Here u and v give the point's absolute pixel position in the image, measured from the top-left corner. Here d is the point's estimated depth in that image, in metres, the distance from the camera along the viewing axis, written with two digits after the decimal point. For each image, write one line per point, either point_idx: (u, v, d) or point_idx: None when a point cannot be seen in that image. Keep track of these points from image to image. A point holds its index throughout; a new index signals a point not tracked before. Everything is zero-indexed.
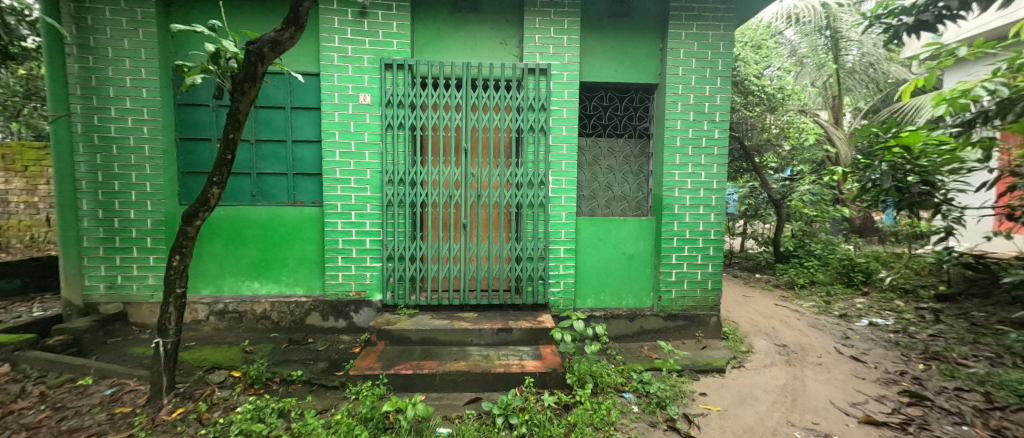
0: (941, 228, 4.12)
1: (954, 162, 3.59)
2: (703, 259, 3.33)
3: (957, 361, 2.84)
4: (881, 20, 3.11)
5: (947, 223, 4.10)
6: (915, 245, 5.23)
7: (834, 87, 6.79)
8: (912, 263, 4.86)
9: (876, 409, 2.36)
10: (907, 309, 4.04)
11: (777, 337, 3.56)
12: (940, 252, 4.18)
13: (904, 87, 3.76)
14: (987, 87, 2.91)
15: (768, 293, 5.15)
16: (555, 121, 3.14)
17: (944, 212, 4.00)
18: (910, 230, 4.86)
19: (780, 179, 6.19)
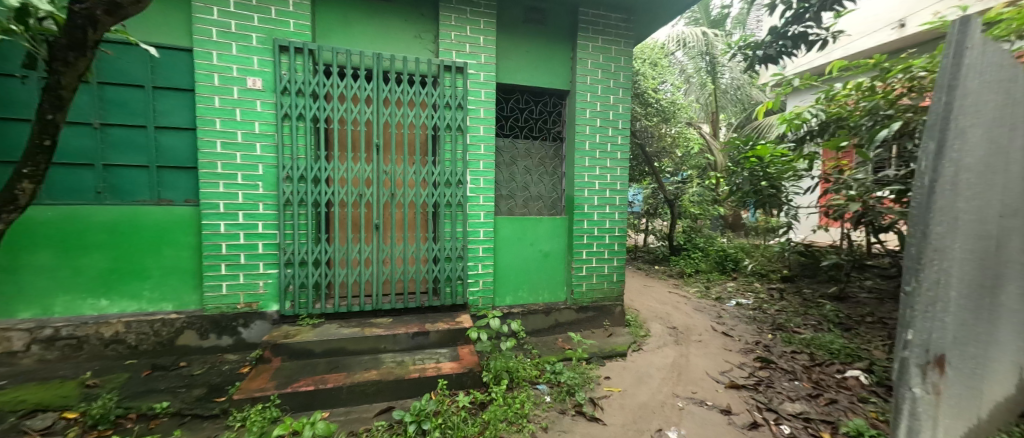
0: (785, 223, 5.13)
1: (791, 171, 4.51)
2: (609, 254, 3.63)
3: (793, 329, 3.57)
4: (742, 50, 3.74)
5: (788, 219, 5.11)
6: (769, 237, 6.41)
7: (713, 104, 8.01)
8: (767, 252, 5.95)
9: (738, 375, 2.84)
10: (762, 289, 4.95)
11: (669, 320, 4.07)
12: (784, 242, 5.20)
13: (759, 108, 4.56)
14: (811, 112, 3.71)
15: (664, 282, 5.85)
16: (472, 120, 3.14)
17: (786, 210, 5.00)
18: (765, 225, 5.94)
19: (674, 182, 7.08)
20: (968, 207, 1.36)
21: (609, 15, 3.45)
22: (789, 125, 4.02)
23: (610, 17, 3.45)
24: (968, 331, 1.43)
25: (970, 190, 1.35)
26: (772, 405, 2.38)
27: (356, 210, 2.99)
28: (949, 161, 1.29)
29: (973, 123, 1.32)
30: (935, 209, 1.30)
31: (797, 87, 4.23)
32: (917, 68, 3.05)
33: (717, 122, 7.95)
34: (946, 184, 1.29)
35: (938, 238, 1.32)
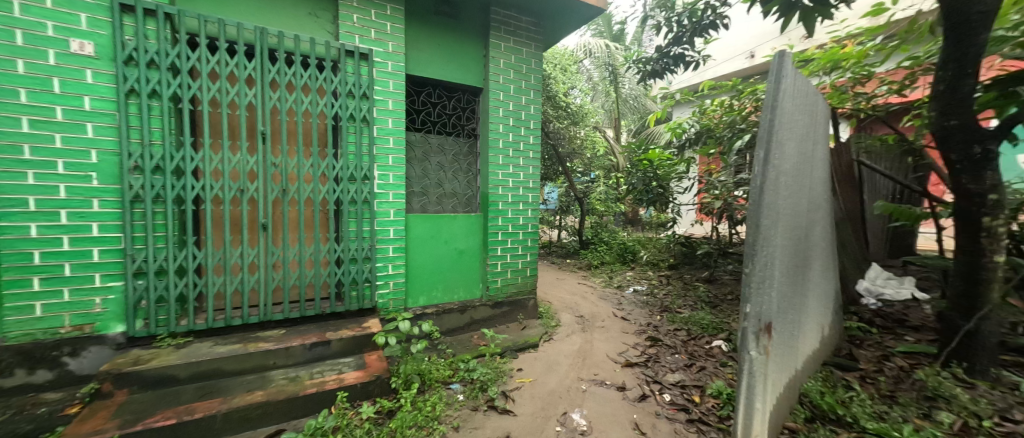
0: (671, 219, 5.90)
1: (676, 173, 5.24)
2: (523, 250, 3.75)
3: (676, 310, 4.13)
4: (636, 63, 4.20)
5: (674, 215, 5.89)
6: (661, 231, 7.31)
7: (615, 111, 8.82)
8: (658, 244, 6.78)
9: (632, 354, 3.18)
10: (654, 276, 5.63)
11: (577, 310, 4.38)
12: (671, 235, 5.99)
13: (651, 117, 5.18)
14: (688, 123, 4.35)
15: (573, 275, 6.23)
16: (380, 112, 2.94)
17: (672, 207, 5.75)
18: (657, 220, 6.76)
19: (584, 181, 7.62)
20: (784, 204, 1.59)
21: (519, 18, 3.54)
22: (674, 132, 4.80)
23: (520, 19, 3.55)
24: (784, 309, 1.66)
25: (785, 190, 1.59)
26: (658, 377, 2.72)
27: (235, 208, 2.57)
28: (774, 162, 1.46)
29: (788, 133, 1.54)
30: (765, 204, 1.40)
31: (678, 100, 4.86)
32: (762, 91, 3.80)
33: (619, 127, 8.77)
34: (773, 181, 1.46)
35: (768, 228, 1.45)
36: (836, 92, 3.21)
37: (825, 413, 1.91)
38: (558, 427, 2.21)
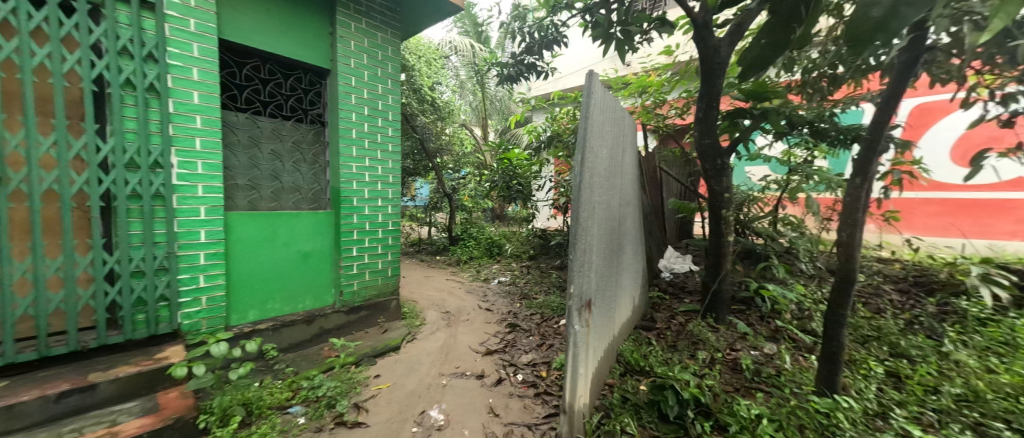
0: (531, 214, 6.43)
1: (532, 171, 5.82)
2: (383, 249, 3.46)
3: (533, 296, 4.53)
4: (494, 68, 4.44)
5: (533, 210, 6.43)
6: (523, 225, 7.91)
7: (482, 110, 9.10)
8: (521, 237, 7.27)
9: (492, 342, 3.35)
10: (517, 267, 6.05)
11: (444, 306, 4.35)
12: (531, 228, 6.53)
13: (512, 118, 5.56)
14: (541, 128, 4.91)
15: (442, 272, 6.17)
16: (178, 82, 2.28)
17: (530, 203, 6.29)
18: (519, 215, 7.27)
19: (452, 178, 7.62)
20: (598, 200, 1.90)
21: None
22: (532, 135, 5.29)
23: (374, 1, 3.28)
24: (601, 288, 1.98)
25: (599, 188, 1.90)
26: (512, 360, 2.94)
27: None
28: (589, 163, 1.71)
29: (599, 140, 1.83)
30: (581, 201, 1.63)
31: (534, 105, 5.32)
32: None
33: (485, 126, 9.07)
34: (588, 180, 1.71)
35: (586, 219, 1.70)
36: (644, 111, 4.04)
37: (633, 367, 2.39)
38: (414, 428, 2.15)
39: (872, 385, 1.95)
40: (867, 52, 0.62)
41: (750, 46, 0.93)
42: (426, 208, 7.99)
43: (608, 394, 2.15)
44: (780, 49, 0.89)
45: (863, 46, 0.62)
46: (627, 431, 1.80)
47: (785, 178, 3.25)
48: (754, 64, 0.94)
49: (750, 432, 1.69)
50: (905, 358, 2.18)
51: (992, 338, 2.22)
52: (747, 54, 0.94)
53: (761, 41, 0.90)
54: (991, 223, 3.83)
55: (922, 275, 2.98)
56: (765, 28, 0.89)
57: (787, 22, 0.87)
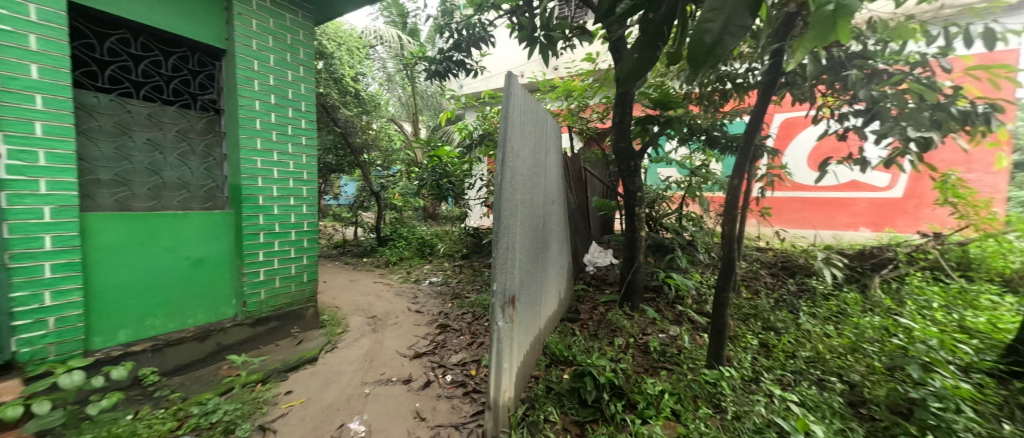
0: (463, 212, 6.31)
1: (464, 169, 5.75)
2: (296, 253, 3.08)
3: (465, 296, 4.45)
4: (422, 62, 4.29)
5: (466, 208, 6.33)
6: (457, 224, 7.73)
7: (413, 105, 8.73)
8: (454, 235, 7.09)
9: (421, 345, 3.21)
10: (450, 267, 5.90)
11: (370, 311, 4.07)
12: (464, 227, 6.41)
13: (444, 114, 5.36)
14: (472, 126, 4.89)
15: (369, 274, 5.77)
16: (4, 49, 1.78)
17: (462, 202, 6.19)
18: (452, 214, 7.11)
19: (379, 176, 7.17)
20: (520, 198, 1.95)
21: None
22: (462, 133, 5.22)
23: None
24: (525, 283, 2.04)
25: (521, 187, 1.95)
26: (442, 361, 2.87)
27: None
28: (510, 162, 1.74)
29: (519, 140, 1.88)
30: (503, 200, 1.66)
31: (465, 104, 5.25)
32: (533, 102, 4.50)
33: (416, 122, 8.71)
34: (509, 179, 1.74)
35: (508, 217, 1.73)
36: (570, 114, 4.24)
37: (558, 357, 2.50)
38: None
39: (749, 356, 2.30)
40: (704, 69, 0.90)
41: (626, 60, 1.13)
42: (351, 206, 7.42)
43: (534, 386, 2.22)
44: (648, 64, 1.12)
45: (702, 65, 0.89)
46: (549, 419, 1.89)
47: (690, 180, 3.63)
48: (628, 77, 1.14)
49: (655, 406, 1.88)
50: (773, 330, 2.61)
51: (832, 310, 2.76)
52: (623, 67, 1.15)
53: (633, 56, 1.12)
54: (836, 218, 4.79)
55: (788, 262, 3.57)
56: (636, 45, 1.11)
57: (652, 42, 1.10)
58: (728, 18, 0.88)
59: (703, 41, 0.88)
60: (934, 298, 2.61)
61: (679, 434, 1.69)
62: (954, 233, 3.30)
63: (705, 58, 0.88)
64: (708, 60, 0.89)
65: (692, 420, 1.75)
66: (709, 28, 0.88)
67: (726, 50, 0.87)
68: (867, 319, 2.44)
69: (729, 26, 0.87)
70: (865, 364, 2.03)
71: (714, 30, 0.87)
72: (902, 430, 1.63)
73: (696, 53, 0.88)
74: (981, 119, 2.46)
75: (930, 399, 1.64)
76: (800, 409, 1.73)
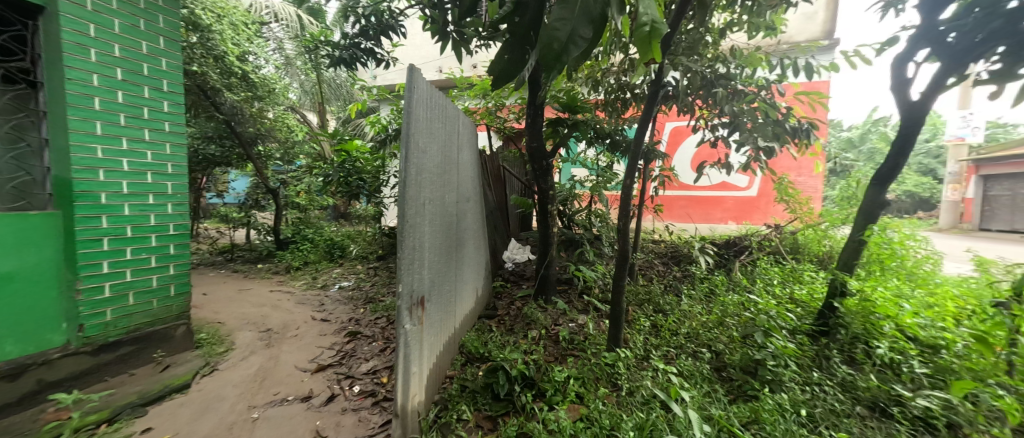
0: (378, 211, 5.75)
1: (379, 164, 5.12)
2: (158, 262, 2.51)
3: (380, 299, 4.04)
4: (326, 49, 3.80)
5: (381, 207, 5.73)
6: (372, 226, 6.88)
7: (319, 94, 7.87)
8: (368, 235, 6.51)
9: (325, 356, 2.83)
10: (363, 269, 5.39)
11: (263, 323, 3.53)
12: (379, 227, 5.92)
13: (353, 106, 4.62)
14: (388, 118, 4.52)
15: (265, 281, 5.04)
16: None
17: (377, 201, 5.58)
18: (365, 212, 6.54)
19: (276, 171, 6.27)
20: (428, 196, 1.90)
21: None
22: (374, 127, 4.80)
23: None
24: (435, 283, 2.00)
25: (428, 185, 1.90)
26: (349, 371, 2.57)
27: None
28: (415, 159, 1.69)
29: (425, 136, 1.84)
30: (407, 198, 1.61)
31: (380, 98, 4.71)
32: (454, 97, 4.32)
33: (323, 114, 7.88)
34: (414, 176, 1.70)
35: (413, 216, 1.69)
36: (487, 112, 4.20)
37: (474, 354, 2.49)
38: None
39: (642, 336, 2.59)
40: (553, 72, 0.95)
41: (497, 60, 1.21)
42: (241, 205, 6.40)
43: (447, 386, 2.19)
44: (518, 65, 1.22)
45: (550, 69, 0.94)
46: (462, 418, 1.89)
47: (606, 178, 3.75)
48: (502, 76, 1.22)
49: (561, 392, 2.01)
50: (662, 312, 2.98)
51: (705, 292, 3.24)
52: (496, 66, 1.23)
53: (504, 56, 1.20)
54: (711, 213, 5.67)
55: (676, 252, 4.11)
56: (506, 47, 1.19)
57: (520, 45, 1.20)
58: (573, 29, 0.93)
59: (551, 47, 0.92)
60: (774, 276, 3.28)
61: (580, 415, 1.84)
62: (788, 223, 4.12)
63: (552, 63, 0.93)
64: (556, 64, 0.94)
65: (592, 400, 1.91)
66: (557, 35, 0.92)
67: (569, 59, 0.93)
68: (731, 297, 2.91)
69: (574, 37, 0.93)
70: (726, 335, 2.46)
71: (561, 39, 0.92)
72: (750, 386, 2.01)
73: (544, 56, 0.91)
74: (804, 133, 3.11)
75: (769, 358, 2.07)
76: (678, 380, 2.00)
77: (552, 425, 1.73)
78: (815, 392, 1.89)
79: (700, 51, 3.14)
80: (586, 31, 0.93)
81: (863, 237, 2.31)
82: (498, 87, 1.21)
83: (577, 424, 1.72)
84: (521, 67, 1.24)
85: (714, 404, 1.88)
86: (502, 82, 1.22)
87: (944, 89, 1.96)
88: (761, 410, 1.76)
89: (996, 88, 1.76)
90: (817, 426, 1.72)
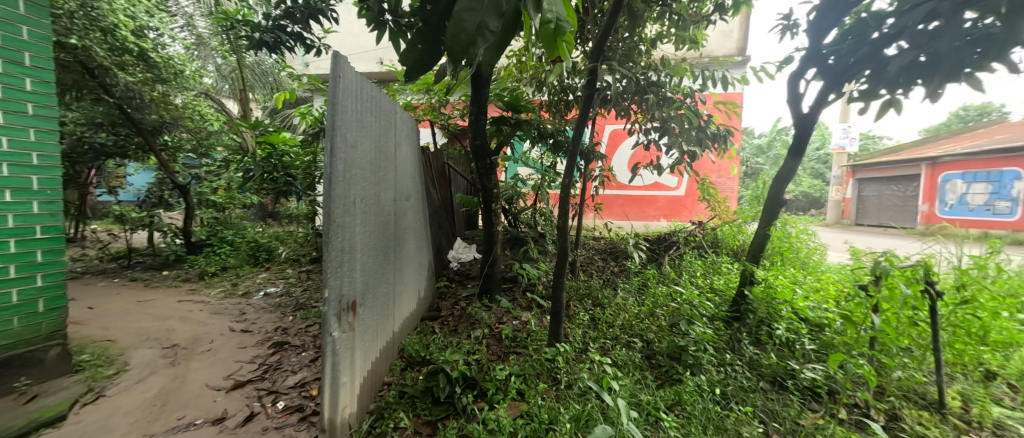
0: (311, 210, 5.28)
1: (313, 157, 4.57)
2: (20, 272, 2.06)
3: (312, 305, 3.71)
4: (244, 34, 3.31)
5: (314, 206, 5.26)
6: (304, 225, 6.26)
7: (240, 81, 7.05)
8: (299, 236, 5.95)
9: (244, 371, 2.53)
10: (293, 273, 4.89)
11: (167, 338, 3.06)
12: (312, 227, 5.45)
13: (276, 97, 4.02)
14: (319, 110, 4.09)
15: (172, 290, 4.40)
16: None
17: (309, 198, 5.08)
18: (296, 211, 5.98)
19: (185, 165, 5.48)
20: (359, 193, 1.80)
21: None
22: (306, 119, 4.16)
23: None
24: (368, 285, 1.90)
25: (359, 181, 1.80)
26: (274, 386, 2.33)
27: None
28: (342, 154, 1.60)
29: (356, 131, 1.75)
30: (332, 195, 1.51)
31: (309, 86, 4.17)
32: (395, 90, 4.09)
33: (246, 102, 7.09)
34: (342, 173, 1.61)
35: (341, 216, 1.60)
36: (431, 109, 4.02)
37: (414, 358, 2.40)
38: None
39: (581, 330, 2.68)
40: (458, 66, 0.86)
41: (411, 49, 1.18)
42: (140, 202, 5.52)
43: (385, 394, 2.09)
44: (433, 56, 1.20)
45: (456, 62, 0.85)
46: (399, 426, 1.81)
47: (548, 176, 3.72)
48: (417, 66, 1.20)
49: (503, 390, 2.02)
50: (600, 306, 3.11)
51: (639, 285, 3.46)
52: (409, 56, 1.19)
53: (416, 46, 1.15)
54: (645, 211, 6.07)
55: (613, 248, 4.33)
56: (418, 36, 1.17)
57: (434, 35, 1.17)
58: (481, 20, 0.87)
59: (457, 38, 0.86)
60: (697, 268, 3.60)
61: (521, 411, 1.85)
62: (709, 220, 4.53)
63: (461, 55, 0.85)
64: (464, 57, 0.86)
65: (532, 396, 1.94)
66: (464, 26, 0.86)
67: (478, 52, 0.87)
68: (661, 289, 3.13)
69: (482, 28, 0.87)
70: (656, 325, 2.64)
71: (468, 30, 0.86)
72: (675, 370, 2.19)
73: (450, 48, 0.84)
74: (722, 138, 3.43)
75: (691, 344, 2.26)
76: (612, 370, 2.10)
77: (492, 424, 1.72)
78: (729, 372, 2.11)
79: (634, 59, 3.34)
80: (493, 23, 0.88)
81: (767, 232, 2.62)
82: (413, 79, 1.19)
83: (517, 421, 1.74)
84: (436, 57, 1.21)
85: (644, 390, 2.01)
86: (417, 73, 1.20)
87: (828, 104, 2.28)
88: (684, 393, 1.92)
89: (863, 106, 2.09)
90: (729, 402, 1.93)
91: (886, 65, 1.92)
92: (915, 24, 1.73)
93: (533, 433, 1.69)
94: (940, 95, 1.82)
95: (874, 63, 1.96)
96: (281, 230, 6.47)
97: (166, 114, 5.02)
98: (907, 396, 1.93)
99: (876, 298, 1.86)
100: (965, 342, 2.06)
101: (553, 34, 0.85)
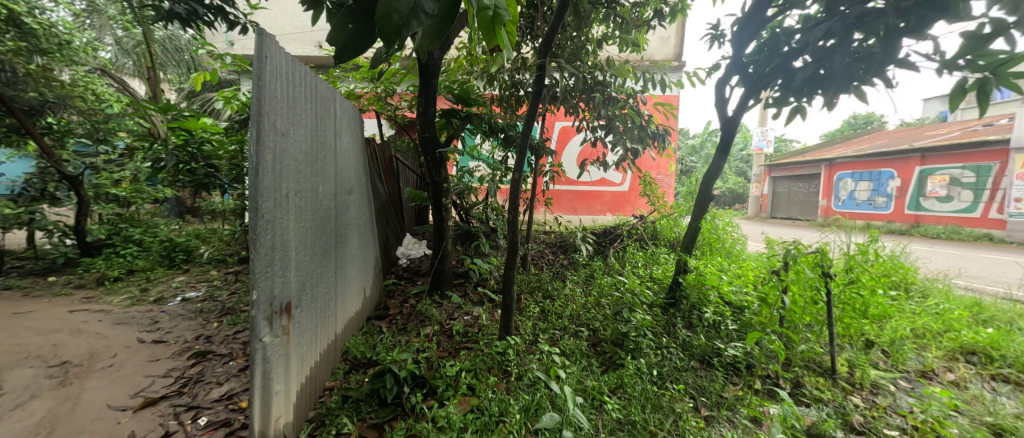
0: (237, 206, 4.75)
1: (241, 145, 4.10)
2: None
3: (240, 310, 3.37)
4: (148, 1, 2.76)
5: (240, 201, 4.74)
6: (230, 222, 5.63)
7: (147, 57, 5.96)
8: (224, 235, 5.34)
9: (158, 387, 2.24)
10: (218, 275, 4.39)
11: (55, 355, 2.60)
12: (239, 223, 4.92)
13: (194, 76, 3.50)
14: (243, 94, 3.62)
15: (61, 299, 3.73)
16: None
17: (236, 192, 4.59)
18: (220, 207, 5.36)
19: (76, 153, 4.66)
20: (292, 187, 1.65)
21: None
22: (231, 104, 3.66)
23: None
24: (304, 287, 1.77)
25: (292, 173, 1.66)
26: (194, 401, 2.08)
27: None
28: (270, 144, 1.46)
29: (287, 119, 1.61)
30: (261, 188, 1.38)
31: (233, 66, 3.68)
32: (336, 76, 3.81)
33: (156, 83, 6.18)
34: (270, 164, 1.47)
35: (271, 211, 1.47)
36: (376, 99, 3.73)
37: (359, 360, 2.28)
38: None
39: (532, 322, 2.73)
40: (391, 49, 0.81)
41: (340, 30, 1.03)
42: (15, 196, 4.61)
43: (326, 399, 1.97)
44: (366, 39, 1.05)
45: (388, 44, 0.80)
46: (343, 432, 1.72)
47: (497, 173, 3.73)
48: (347, 50, 1.03)
49: (453, 386, 2.00)
50: (551, 298, 3.18)
51: (586, 277, 3.59)
52: (338, 38, 1.02)
53: (347, 27, 1.03)
54: (592, 206, 6.33)
55: (563, 241, 4.45)
56: (349, 15, 1.02)
57: (367, 15, 1.04)
58: (415, 2, 0.84)
59: (389, 20, 0.82)
60: (639, 259, 3.83)
61: (471, 406, 1.85)
62: (649, 213, 4.80)
63: (393, 37, 0.81)
64: (397, 40, 0.82)
65: (483, 390, 1.94)
66: (395, 7, 0.82)
67: (412, 35, 0.83)
68: (606, 279, 3.28)
69: (416, 10, 0.84)
70: (601, 314, 2.79)
71: (401, 11, 0.82)
72: (618, 355, 2.32)
73: (382, 28, 0.79)
74: (661, 137, 3.63)
75: (631, 330, 2.42)
76: (560, 359, 2.18)
77: (441, 422, 1.70)
78: (665, 354, 2.27)
79: (582, 58, 3.43)
80: (428, 6, 0.85)
81: (699, 225, 2.84)
82: (345, 62, 1.03)
83: (467, 416, 1.73)
84: (370, 42, 1.07)
85: (590, 376, 2.10)
86: (348, 56, 1.03)
87: (748, 109, 2.53)
88: (624, 376, 2.04)
89: (776, 111, 2.35)
90: (665, 381, 2.08)
91: (792, 76, 2.16)
92: (815, 41, 1.97)
93: (483, 427, 1.70)
94: (834, 104, 2.08)
95: (784, 74, 2.20)
96: (202, 228, 5.77)
97: (47, 92, 4.17)
98: (808, 365, 2.22)
99: (786, 280, 2.12)
100: (852, 316, 2.41)
101: (491, 21, 0.83)
